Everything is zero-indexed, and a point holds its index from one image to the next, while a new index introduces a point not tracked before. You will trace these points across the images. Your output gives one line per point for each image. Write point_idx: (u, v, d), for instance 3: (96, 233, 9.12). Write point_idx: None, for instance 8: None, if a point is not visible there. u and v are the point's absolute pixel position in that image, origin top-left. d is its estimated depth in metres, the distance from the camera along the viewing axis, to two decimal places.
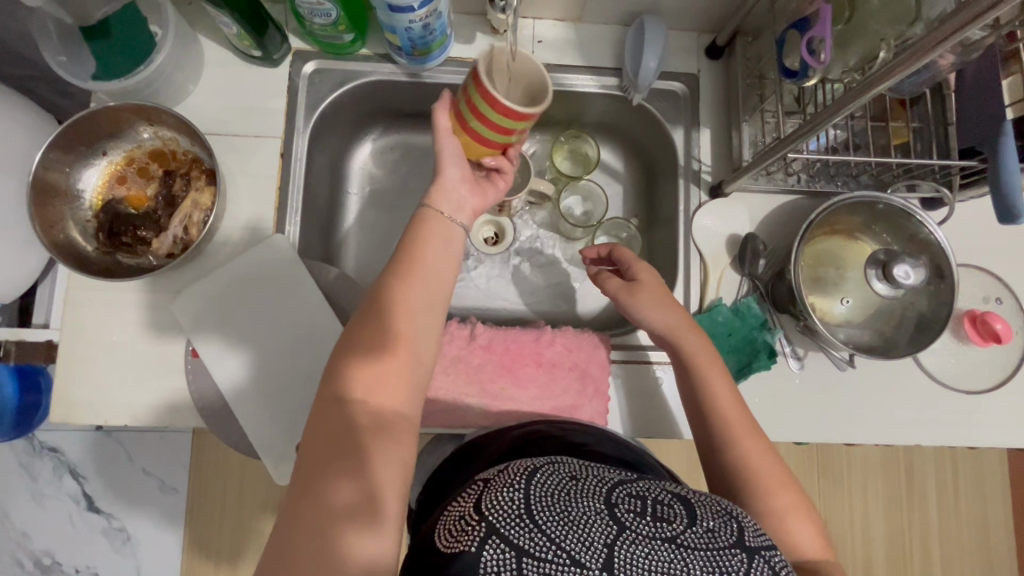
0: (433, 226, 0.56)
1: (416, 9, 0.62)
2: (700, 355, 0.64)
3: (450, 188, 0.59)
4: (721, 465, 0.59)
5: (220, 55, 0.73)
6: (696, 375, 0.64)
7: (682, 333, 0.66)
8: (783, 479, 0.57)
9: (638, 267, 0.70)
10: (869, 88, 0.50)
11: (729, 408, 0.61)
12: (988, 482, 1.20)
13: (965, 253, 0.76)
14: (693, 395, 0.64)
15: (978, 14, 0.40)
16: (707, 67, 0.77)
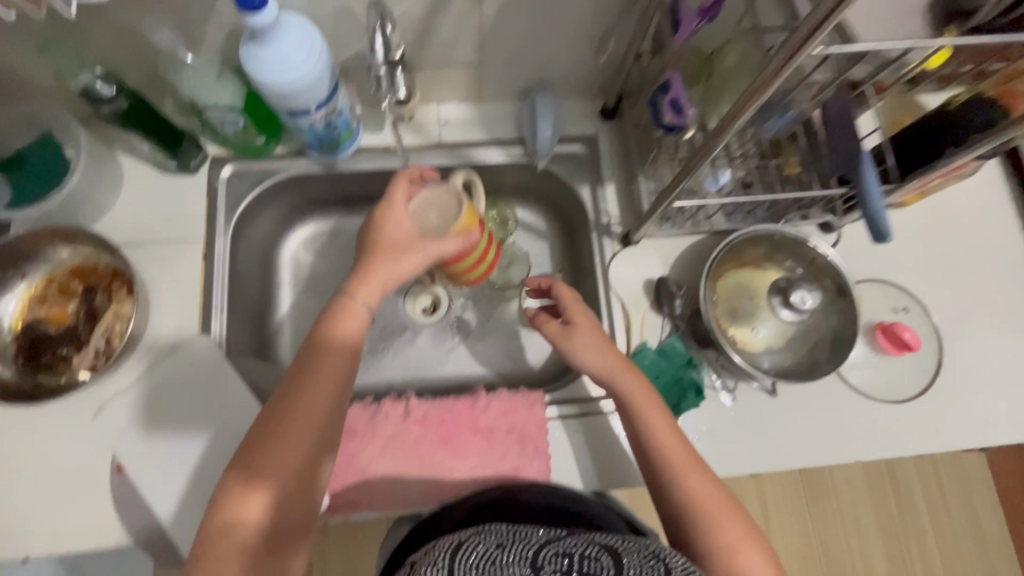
0: (353, 319, 0.57)
1: (314, 111, 0.66)
2: (638, 395, 0.62)
3: (386, 270, 0.58)
4: (673, 507, 0.57)
5: (137, 169, 0.76)
6: (637, 417, 0.62)
7: (621, 373, 0.64)
8: (734, 510, 0.56)
9: (574, 309, 0.68)
10: (720, 136, 0.52)
11: (673, 446, 0.59)
12: (971, 483, 1.20)
13: (872, 269, 0.80)
14: (636, 437, 0.62)
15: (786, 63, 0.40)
16: (604, 127, 0.82)
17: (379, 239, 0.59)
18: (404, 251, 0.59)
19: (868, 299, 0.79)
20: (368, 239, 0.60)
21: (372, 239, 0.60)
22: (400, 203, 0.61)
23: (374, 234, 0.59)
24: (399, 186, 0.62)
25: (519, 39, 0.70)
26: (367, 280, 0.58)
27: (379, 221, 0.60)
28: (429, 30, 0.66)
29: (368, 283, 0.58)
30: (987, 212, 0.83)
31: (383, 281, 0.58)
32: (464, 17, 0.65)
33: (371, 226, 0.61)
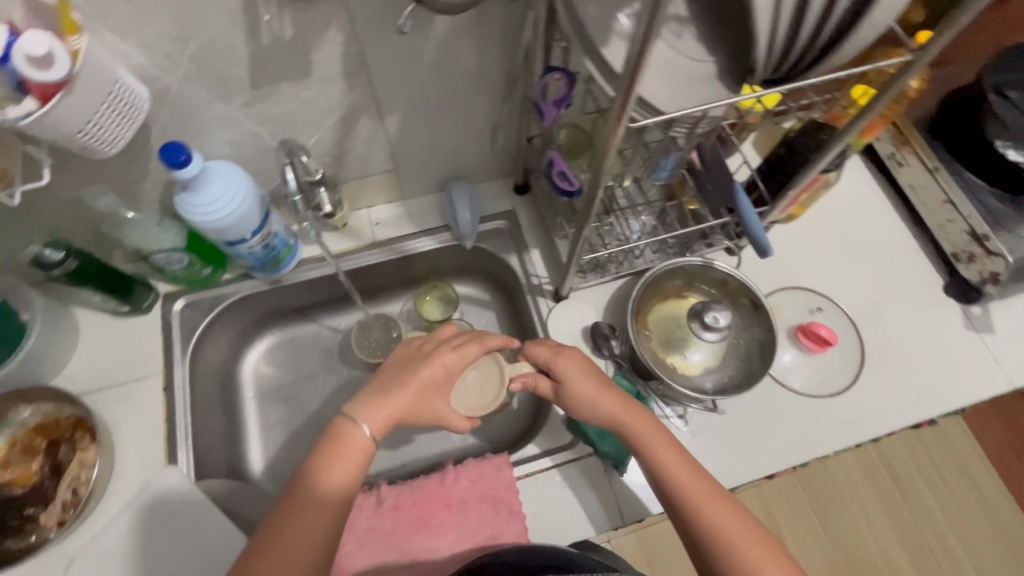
0: (353, 449, 0.57)
1: (250, 238, 0.73)
2: (647, 436, 0.62)
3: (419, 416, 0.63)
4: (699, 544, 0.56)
5: (93, 319, 0.81)
6: (649, 456, 0.61)
7: (627, 414, 0.64)
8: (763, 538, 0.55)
9: (567, 363, 0.66)
10: (594, 198, 0.60)
11: (689, 480, 0.59)
12: (939, 442, 1.29)
13: (781, 278, 0.89)
14: (653, 477, 0.61)
15: (619, 120, 0.44)
16: (519, 201, 0.92)
17: (424, 378, 0.63)
18: (426, 401, 0.63)
19: (785, 307, 0.86)
20: (405, 367, 0.64)
21: (414, 368, 0.64)
22: (467, 356, 0.67)
23: (424, 370, 0.64)
24: (473, 342, 0.67)
25: (425, 145, 0.80)
26: (383, 406, 0.60)
27: (429, 357, 0.65)
28: (343, 150, 0.76)
29: (381, 410, 0.60)
30: (866, 211, 0.94)
31: (393, 415, 0.61)
32: (371, 136, 0.75)
33: (425, 357, 0.65)
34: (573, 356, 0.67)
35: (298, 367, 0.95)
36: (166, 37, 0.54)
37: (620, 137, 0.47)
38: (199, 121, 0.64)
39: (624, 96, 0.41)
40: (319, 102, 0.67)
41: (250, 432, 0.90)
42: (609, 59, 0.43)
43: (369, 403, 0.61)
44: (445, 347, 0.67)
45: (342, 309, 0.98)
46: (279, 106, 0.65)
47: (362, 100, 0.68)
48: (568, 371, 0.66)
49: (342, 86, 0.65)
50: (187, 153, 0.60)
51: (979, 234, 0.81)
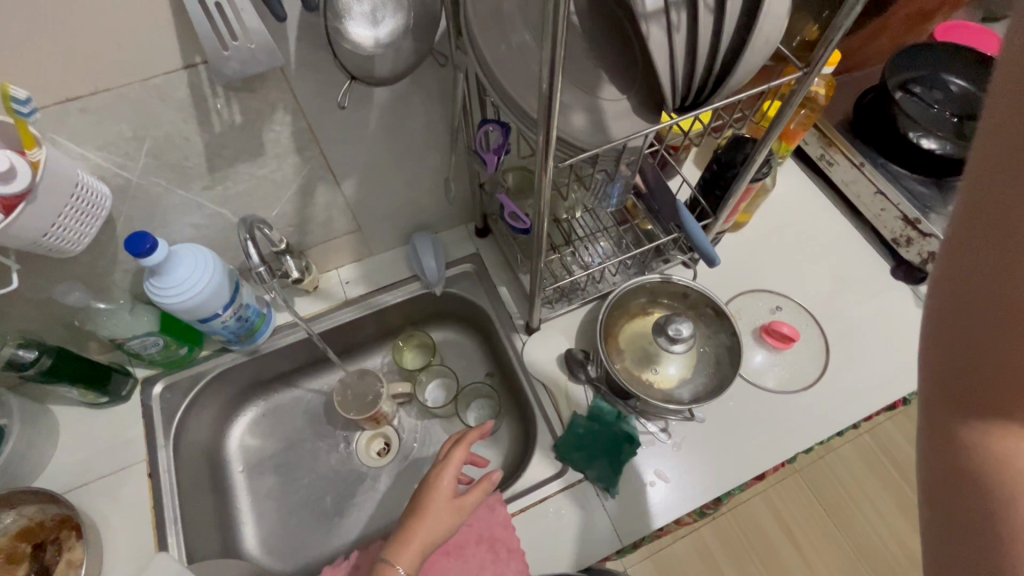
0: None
1: (222, 313, 0.74)
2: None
3: (437, 521, 0.69)
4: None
5: (72, 415, 0.81)
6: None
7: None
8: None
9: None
10: (542, 233, 0.63)
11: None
12: None
13: (740, 283, 0.93)
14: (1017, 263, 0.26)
15: (546, 156, 0.48)
16: (482, 242, 0.95)
17: (432, 502, 0.69)
18: (445, 514, 0.69)
19: (746, 310, 0.90)
20: (419, 499, 0.71)
21: (425, 497, 0.71)
22: (458, 462, 0.73)
23: (430, 496, 0.70)
24: (458, 449, 0.75)
25: (384, 203, 0.84)
26: (407, 545, 0.67)
27: (433, 482, 0.72)
28: (305, 219, 0.80)
29: (409, 548, 0.66)
30: (807, 212, 1.00)
31: (428, 539, 0.67)
32: (330, 201, 0.79)
33: (428, 484, 0.72)
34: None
35: (285, 435, 0.95)
36: (123, 137, 0.57)
37: (551, 174, 0.51)
38: (162, 209, 0.68)
39: (545, 137, 0.46)
40: (275, 177, 0.71)
41: (242, 507, 0.89)
42: (530, 111, 0.48)
43: (395, 549, 0.67)
44: (442, 464, 0.73)
45: (321, 370, 0.99)
46: (238, 186, 0.69)
47: (316, 170, 0.72)
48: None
49: (296, 159, 0.69)
50: (152, 241, 0.63)
51: (912, 218, 0.87)
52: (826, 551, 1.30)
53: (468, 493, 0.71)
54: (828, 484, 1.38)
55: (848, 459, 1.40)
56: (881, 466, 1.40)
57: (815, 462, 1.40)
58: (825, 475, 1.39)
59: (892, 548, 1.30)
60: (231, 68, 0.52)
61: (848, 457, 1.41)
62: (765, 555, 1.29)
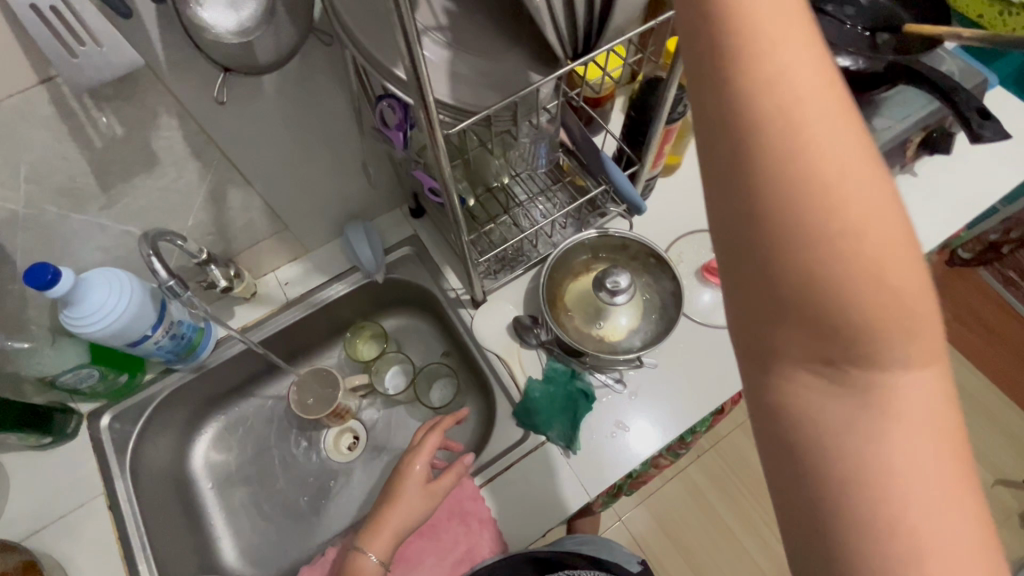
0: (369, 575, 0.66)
1: (152, 333, 0.72)
2: (811, 108, 0.26)
3: (407, 506, 0.70)
4: (828, 360, 0.28)
5: (17, 460, 0.78)
6: (794, 161, 0.26)
7: (776, 83, 0.26)
8: (946, 502, 0.28)
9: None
10: (455, 204, 0.62)
11: (880, 226, 0.26)
12: None
13: (679, 226, 0.93)
14: (750, 212, 0.27)
15: (429, 122, 0.46)
16: (418, 222, 0.94)
17: (404, 490, 0.70)
18: (415, 501, 0.70)
19: (687, 252, 0.91)
20: (391, 486, 0.72)
21: (396, 485, 0.71)
22: (431, 449, 0.74)
23: (401, 484, 0.71)
24: (432, 435, 0.75)
25: (305, 197, 0.81)
26: (379, 533, 0.68)
27: (404, 471, 0.72)
28: (224, 225, 0.77)
29: (380, 537, 0.68)
30: None
31: (397, 528, 0.68)
32: (246, 204, 0.76)
33: (399, 471, 0.72)
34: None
35: (251, 445, 0.94)
36: None
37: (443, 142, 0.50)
38: (62, 236, 0.64)
39: (422, 102, 0.44)
40: (178, 185, 0.67)
41: (217, 523, 0.89)
42: (404, 80, 0.46)
43: (366, 538, 0.69)
44: (415, 452, 0.74)
45: (277, 376, 0.98)
46: (140, 201, 0.66)
47: (222, 173, 0.70)
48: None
49: (196, 164, 0.66)
50: (53, 270, 0.60)
51: None
52: None
53: (444, 477, 0.72)
54: None
55: None
56: None
57: None
58: None
59: None
60: (89, 77, 0.49)
61: None
62: (752, 482, 1.34)
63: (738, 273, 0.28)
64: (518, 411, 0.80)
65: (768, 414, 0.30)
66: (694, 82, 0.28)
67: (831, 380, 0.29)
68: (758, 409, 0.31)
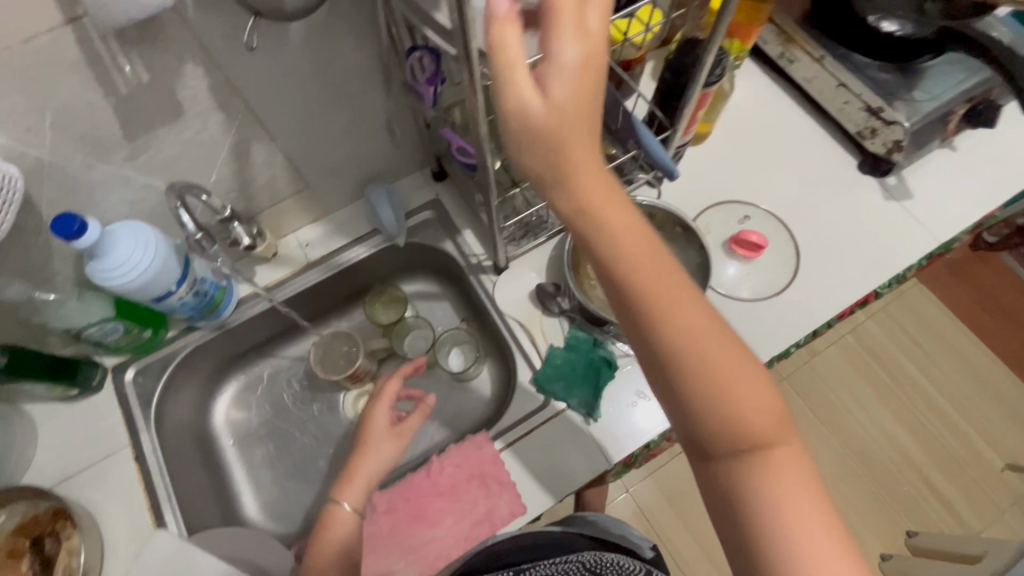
0: (344, 522, 0.66)
1: (176, 289, 0.72)
2: (677, 297, 0.42)
3: (374, 454, 0.71)
4: (733, 445, 0.43)
5: (45, 411, 0.80)
6: (678, 331, 0.42)
7: (656, 283, 0.42)
8: (832, 532, 0.42)
9: (566, 151, 0.39)
10: (486, 164, 0.60)
11: (734, 361, 0.43)
12: (920, 323, 1.52)
13: (708, 197, 0.91)
14: (666, 363, 0.43)
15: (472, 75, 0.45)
16: (440, 187, 0.92)
17: (371, 438, 0.71)
18: (385, 446, 0.71)
19: (715, 223, 0.89)
20: (359, 438, 0.73)
21: (363, 436, 0.72)
22: (390, 395, 0.75)
23: (367, 433, 0.72)
24: (390, 381, 0.77)
25: (327, 155, 0.79)
26: (352, 483, 0.68)
27: (370, 417, 0.74)
28: (247, 181, 0.76)
29: (354, 484, 0.68)
30: (771, 120, 0.97)
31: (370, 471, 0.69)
32: (269, 160, 0.75)
33: (364, 420, 0.73)
34: (578, 128, 0.38)
35: (271, 404, 0.95)
36: (19, 109, 0.52)
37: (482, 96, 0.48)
38: (87, 187, 0.63)
39: (465, 51, 0.42)
40: (203, 139, 0.66)
41: (238, 478, 0.90)
42: (447, 26, 0.44)
43: (339, 488, 0.68)
44: (377, 398, 0.75)
45: (297, 337, 0.98)
46: (164, 153, 0.64)
47: (246, 126, 0.68)
48: (534, 155, 0.39)
49: (221, 117, 0.65)
50: (79, 221, 0.59)
51: (875, 108, 0.84)
52: (819, 449, 1.40)
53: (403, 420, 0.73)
54: (816, 387, 1.46)
55: (833, 360, 1.49)
56: (867, 365, 1.48)
57: (800, 368, 1.48)
58: (811, 376, 1.47)
59: (881, 448, 1.41)
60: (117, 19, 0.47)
61: (834, 360, 1.48)
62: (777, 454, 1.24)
63: (672, 399, 0.44)
64: (540, 377, 0.79)
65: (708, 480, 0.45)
66: (612, 284, 0.43)
67: (738, 456, 0.43)
68: (703, 479, 0.46)
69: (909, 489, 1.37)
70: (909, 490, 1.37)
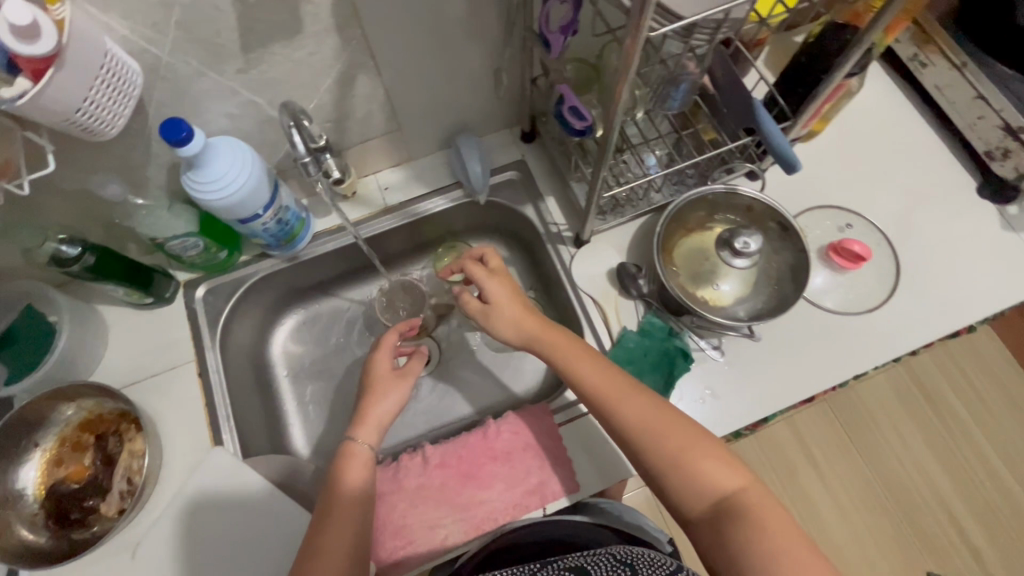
0: (357, 463, 0.66)
1: (262, 214, 0.71)
2: (614, 389, 0.64)
3: (381, 399, 0.70)
4: (690, 485, 0.59)
5: (118, 314, 0.81)
6: (624, 411, 0.63)
7: (598, 384, 0.65)
8: (795, 548, 0.53)
9: (516, 320, 0.70)
10: (609, 131, 0.57)
11: (669, 424, 0.61)
12: (981, 356, 1.35)
13: (809, 198, 0.86)
14: (625, 435, 0.63)
15: (641, 27, 0.42)
16: (528, 149, 0.89)
17: (376, 382, 0.71)
18: (391, 388, 0.71)
19: (814, 226, 0.84)
20: (364, 382, 0.73)
21: (368, 379, 0.72)
22: (391, 344, 0.75)
23: (372, 378, 0.72)
24: (389, 333, 0.77)
25: (426, 98, 0.77)
26: (363, 424, 0.69)
27: (371, 363, 0.74)
28: (345, 113, 0.73)
29: (365, 426, 0.68)
30: (887, 126, 0.90)
31: (381, 413, 0.69)
32: (370, 94, 0.72)
33: (366, 368, 0.74)
34: (514, 305, 0.70)
35: (327, 342, 0.95)
36: (149, 3, 0.50)
37: (639, 54, 0.45)
38: (193, 95, 0.62)
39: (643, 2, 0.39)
40: (313, 61, 0.64)
41: (289, 409, 0.91)
42: None
43: (353, 428, 0.69)
44: (376, 347, 0.75)
45: (361, 281, 0.97)
46: (274, 71, 0.63)
47: (357, 55, 0.65)
48: (497, 323, 0.71)
49: (336, 41, 0.62)
50: (187, 129, 0.58)
51: (1016, 126, 0.78)
52: (849, 475, 1.26)
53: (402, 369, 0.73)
54: (855, 412, 1.29)
55: (879, 386, 1.31)
56: (914, 395, 1.31)
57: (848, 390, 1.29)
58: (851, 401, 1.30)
59: (918, 486, 1.25)
60: None
61: (882, 386, 1.30)
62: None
63: (641, 461, 0.62)
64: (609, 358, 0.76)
65: (688, 520, 0.59)
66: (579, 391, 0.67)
67: (698, 495, 0.58)
68: (686, 519, 0.60)
69: (936, 533, 1.23)
70: (939, 534, 1.23)
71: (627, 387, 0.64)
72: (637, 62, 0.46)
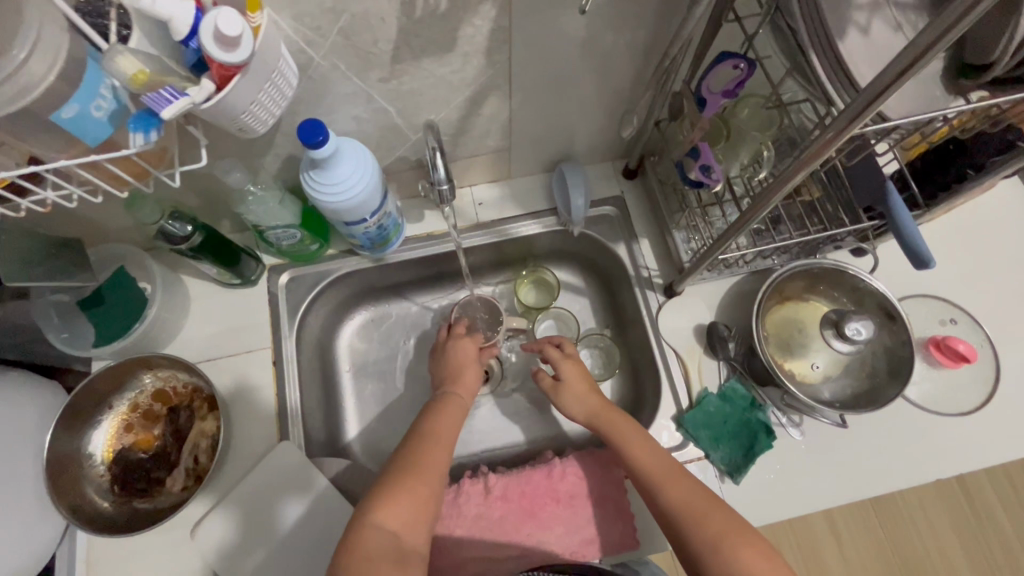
0: (447, 414, 0.66)
1: (368, 219, 0.70)
2: (660, 468, 0.60)
3: (471, 379, 0.72)
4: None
5: (203, 288, 0.81)
6: (664, 490, 0.58)
7: (644, 462, 0.61)
8: None
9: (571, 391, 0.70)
10: (752, 213, 0.54)
11: (709, 505, 0.54)
12: None
13: (913, 285, 0.83)
14: (664, 518, 0.56)
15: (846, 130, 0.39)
16: (628, 186, 0.87)
17: (471, 357, 0.74)
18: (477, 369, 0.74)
19: (914, 315, 0.81)
20: (450, 363, 0.74)
21: (458, 356, 0.75)
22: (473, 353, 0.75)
23: (465, 354, 0.74)
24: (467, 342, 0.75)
25: (544, 123, 0.75)
26: (463, 375, 0.72)
27: (458, 354, 0.75)
28: (465, 127, 0.72)
29: (462, 383, 0.72)
30: (1004, 222, 0.86)
31: (461, 410, 0.68)
32: (495, 114, 0.71)
33: (457, 357, 0.75)
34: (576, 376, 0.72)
35: (391, 344, 0.94)
36: (321, 8, 0.49)
37: (821, 158, 0.43)
38: (330, 95, 0.61)
39: (861, 111, 0.37)
40: (453, 79, 0.62)
41: (346, 407, 0.90)
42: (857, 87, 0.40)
43: (453, 381, 0.72)
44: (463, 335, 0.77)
45: (434, 288, 0.95)
46: (414, 82, 0.61)
47: (497, 77, 0.64)
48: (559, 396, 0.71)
49: (482, 63, 0.61)
50: (324, 133, 0.57)
51: None
52: None
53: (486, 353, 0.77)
54: None
55: None
56: None
57: None
58: None
59: None
60: None
61: None
62: (948, 489, 0.81)
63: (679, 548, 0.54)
64: (688, 419, 0.74)
65: None
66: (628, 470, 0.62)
67: None
68: None
69: None
70: None
71: (672, 470, 0.59)
72: (819, 161, 0.44)
